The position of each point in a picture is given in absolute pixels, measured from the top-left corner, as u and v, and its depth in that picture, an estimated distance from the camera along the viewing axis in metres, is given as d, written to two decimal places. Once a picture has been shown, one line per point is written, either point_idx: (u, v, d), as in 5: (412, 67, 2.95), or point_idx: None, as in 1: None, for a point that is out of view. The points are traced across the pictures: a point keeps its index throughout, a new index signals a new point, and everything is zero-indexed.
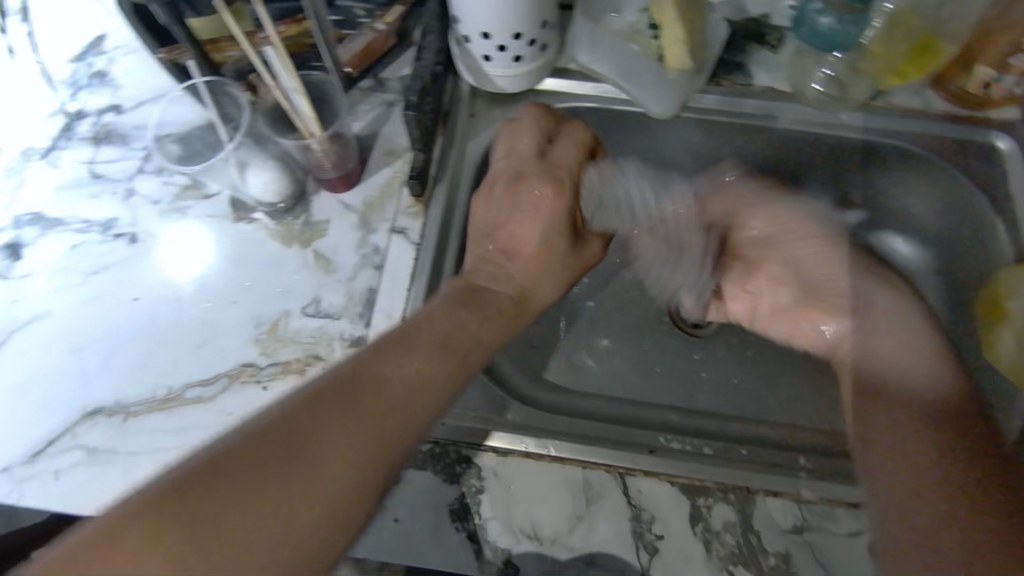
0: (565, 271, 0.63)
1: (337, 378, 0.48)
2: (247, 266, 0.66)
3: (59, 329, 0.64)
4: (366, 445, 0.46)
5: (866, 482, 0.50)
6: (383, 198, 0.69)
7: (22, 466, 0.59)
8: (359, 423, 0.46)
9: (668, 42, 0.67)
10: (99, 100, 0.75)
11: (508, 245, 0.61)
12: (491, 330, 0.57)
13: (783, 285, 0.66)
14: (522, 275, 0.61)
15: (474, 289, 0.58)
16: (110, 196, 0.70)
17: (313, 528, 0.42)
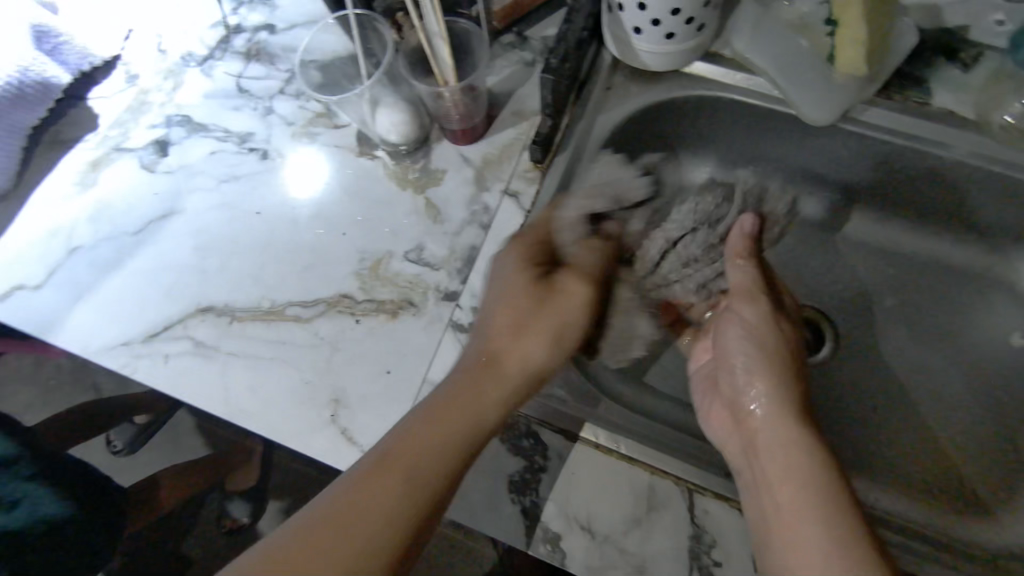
0: (556, 339, 0.53)
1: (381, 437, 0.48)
2: (363, 203, 0.68)
3: (189, 227, 0.69)
4: (404, 491, 0.46)
5: (784, 535, 0.45)
6: (502, 158, 0.68)
7: (141, 343, 0.65)
8: (389, 476, 0.46)
9: (842, 42, 0.60)
10: (256, 18, 0.78)
11: (505, 333, 0.53)
12: (515, 374, 0.52)
13: (756, 322, 0.57)
14: (510, 347, 0.52)
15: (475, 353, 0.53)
16: (251, 112, 0.73)
17: (385, 550, 0.44)
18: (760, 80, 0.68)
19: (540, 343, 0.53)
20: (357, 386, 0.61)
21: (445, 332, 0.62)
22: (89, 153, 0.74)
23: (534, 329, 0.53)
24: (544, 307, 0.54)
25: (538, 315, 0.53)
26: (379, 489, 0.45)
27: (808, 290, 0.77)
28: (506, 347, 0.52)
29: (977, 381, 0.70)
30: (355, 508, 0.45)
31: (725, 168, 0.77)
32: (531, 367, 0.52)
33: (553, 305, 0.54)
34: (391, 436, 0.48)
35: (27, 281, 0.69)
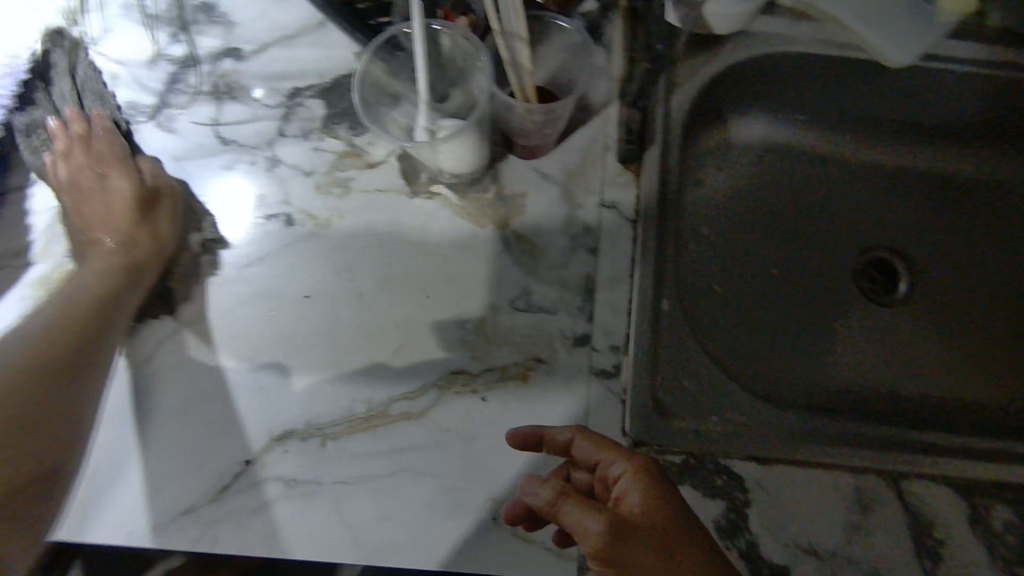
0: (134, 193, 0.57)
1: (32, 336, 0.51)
2: (441, 253, 0.56)
3: (222, 335, 0.53)
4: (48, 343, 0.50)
5: None
6: (586, 166, 0.59)
7: (209, 505, 0.49)
8: (43, 345, 0.50)
9: None
10: (210, 42, 0.60)
11: (91, 222, 0.57)
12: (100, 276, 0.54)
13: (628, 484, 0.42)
14: (105, 225, 0.56)
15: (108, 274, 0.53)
16: (248, 166, 0.57)
17: (33, 415, 0.47)
18: (828, 28, 0.64)
19: (139, 228, 0.55)
20: (514, 471, 0.50)
21: (590, 383, 0.54)
22: (36, 271, 0.55)
23: (89, 206, 0.57)
24: (75, 191, 0.57)
25: (134, 224, 0.55)
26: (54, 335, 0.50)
27: (878, 228, 0.75)
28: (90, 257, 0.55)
29: None
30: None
31: (772, 126, 0.74)
32: (121, 193, 0.57)
33: (109, 172, 0.57)
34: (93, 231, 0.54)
35: None
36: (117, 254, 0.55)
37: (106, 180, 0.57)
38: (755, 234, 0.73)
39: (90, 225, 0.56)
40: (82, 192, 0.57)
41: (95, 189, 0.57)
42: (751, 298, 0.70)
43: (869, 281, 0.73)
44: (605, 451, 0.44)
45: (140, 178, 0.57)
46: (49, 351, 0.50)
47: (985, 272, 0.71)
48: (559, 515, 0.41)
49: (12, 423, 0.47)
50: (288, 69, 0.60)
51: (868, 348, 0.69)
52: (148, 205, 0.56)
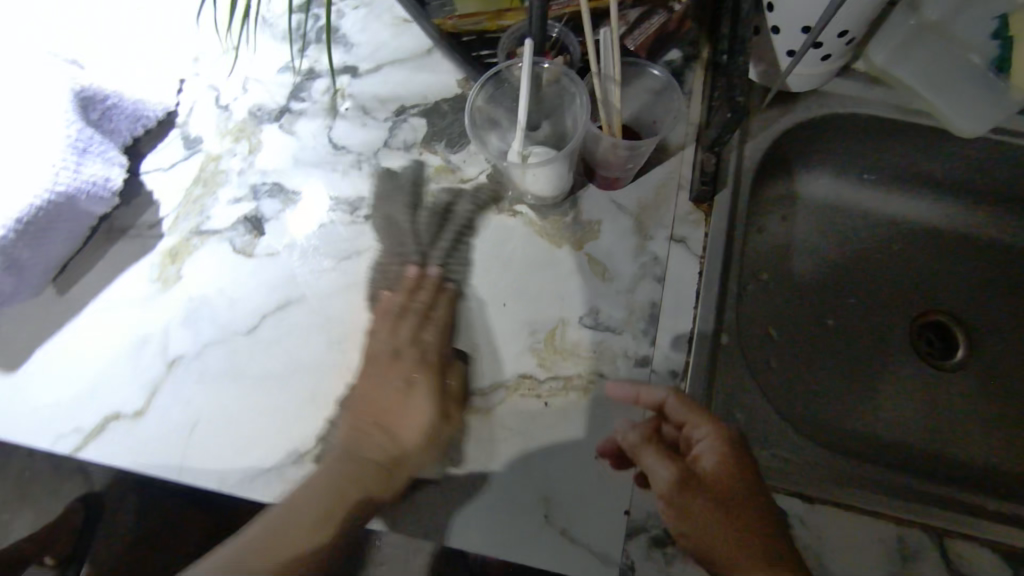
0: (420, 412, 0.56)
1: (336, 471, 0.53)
2: (519, 266, 0.61)
3: (315, 318, 0.59)
4: (346, 485, 0.52)
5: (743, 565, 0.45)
6: (659, 200, 0.63)
7: (291, 465, 0.55)
8: (318, 485, 0.53)
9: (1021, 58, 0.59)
10: (332, 60, 0.68)
11: (383, 435, 0.55)
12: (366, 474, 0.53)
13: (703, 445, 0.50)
14: (395, 432, 0.55)
15: (361, 467, 0.53)
16: (355, 171, 0.64)
17: (326, 509, 0.52)
18: (899, 94, 0.67)
19: (386, 437, 0.55)
20: (565, 473, 0.54)
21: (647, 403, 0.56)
22: (162, 242, 0.62)
23: (404, 412, 0.56)
24: (381, 371, 0.58)
25: (413, 436, 0.55)
26: (333, 499, 0.52)
27: (934, 293, 0.77)
28: (372, 448, 0.55)
29: None
30: (290, 507, 0.52)
31: (836, 183, 0.77)
32: (418, 421, 0.56)
33: (411, 400, 0.56)
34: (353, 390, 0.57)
35: (122, 409, 0.57)
36: (384, 457, 0.54)
37: (398, 386, 0.57)
38: (810, 284, 0.76)
39: (368, 442, 0.55)
40: (369, 382, 0.57)
41: (399, 390, 0.57)
42: (802, 345, 0.72)
43: (923, 346, 0.75)
44: (694, 416, 0.51)
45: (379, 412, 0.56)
46: (319, 510, 0.52)
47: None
48: (639, 455, 0.52)
49: (283, 523, 0.52)
50: (398, 90, 0.67)
51: (914, 406, 0.71)
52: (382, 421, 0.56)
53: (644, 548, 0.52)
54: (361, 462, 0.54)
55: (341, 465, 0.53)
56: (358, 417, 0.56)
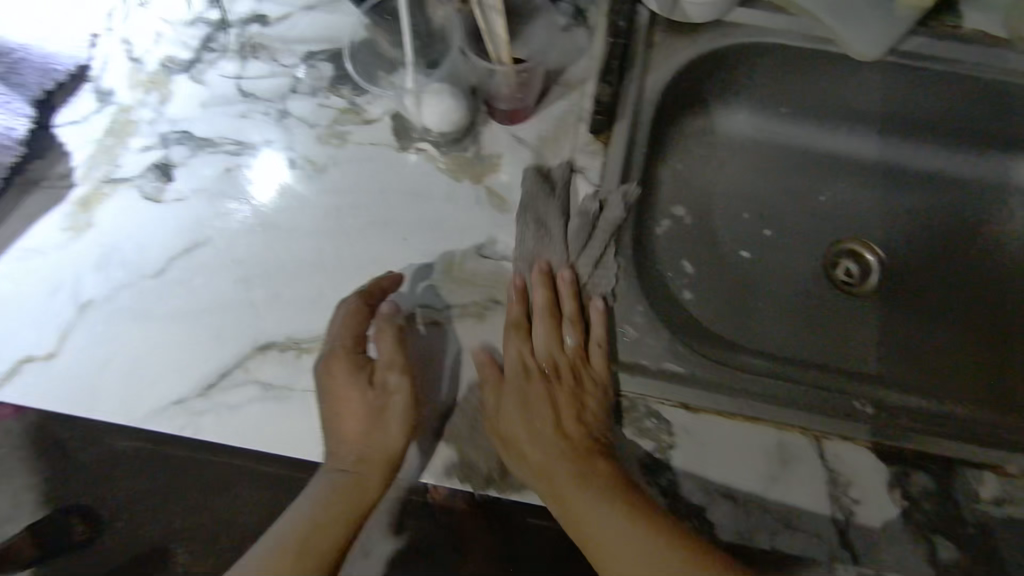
0: (405, 424, 0.56)
1: (361, 467, 0.55)
2: (417, 200, 0.63)
3: (223, 258, 0.62)
4: (374, 476, 0.55)
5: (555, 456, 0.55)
6: (559, 133, 0.64)
7: (197, 398, 0.57)
8: (364, 488, 0.55)
9: None
10: (242, 9, 0.69)
11: (343, 440, 0.56)
12: (374, 471, 0.55)
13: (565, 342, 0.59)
14: (363, 444, 0.55)
15: (362, 463, 0.55)
16: (262, 117, 0.66)
17: (310, 528, 0.54)
18: (802, 21, 0.68)
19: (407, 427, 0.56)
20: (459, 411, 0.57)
21: (540, 326, 0.59)
22: (74, 191, 0.64)
23: (390, 415, 0.56)
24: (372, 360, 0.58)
25: (396, 417, 0.56)
26: (344, 509, 0.54)
27: (852, 221, 0.78)
28: (352, 455, 0.55)
29: (1013, 283, 0.74)
30: (301, 520, 0.55)
31: (755, 117, 0.78)
32: (396, 442, 0.55)
33: (391, 407, 0.56)
34: (347, 388, 0.56)
35: (33, 352, 0.59)
36: (363, 453, 0.55)
37: (352, 378, 0.57)
38: (728, 216, 0.78)
39: (348, 444, 0.56)
40: (335, 380, 0.57)
41: (369, 396, 0.56)
42: (716, 275, 0.75)
43: (841, 275, 0.76)
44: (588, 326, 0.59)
45: (375, 418, 0.56)
46: (323, 512, 0.54)
47: (952, 268, 0.75)
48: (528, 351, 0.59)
49: (304, 529, 0.54)
50: (306, 36, 0.68)
51: (828, 326, 0.73)
52: (378, 423, 0.56)
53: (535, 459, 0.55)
54: (370, 465, 0.55)
55: (344, 473, 0.55)
56: (345, 424, 0.56)
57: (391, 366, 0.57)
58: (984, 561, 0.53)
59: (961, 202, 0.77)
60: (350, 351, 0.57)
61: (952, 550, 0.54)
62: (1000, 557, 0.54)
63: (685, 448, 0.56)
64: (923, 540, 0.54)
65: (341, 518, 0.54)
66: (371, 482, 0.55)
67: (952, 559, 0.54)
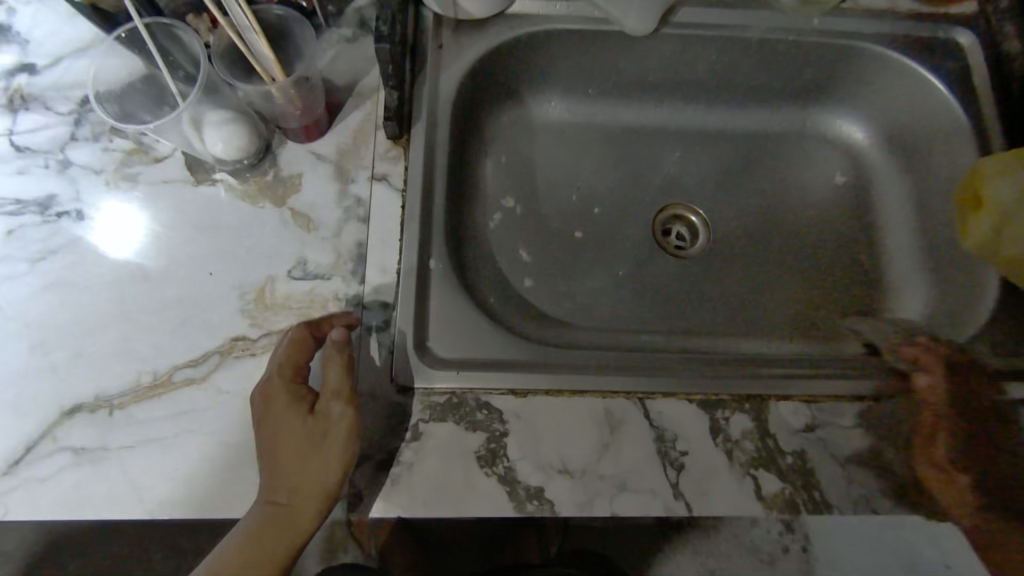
0: (340, 459, 0.52)
1: (296, 501, 0.51)
2: (223, 232, 0.61)
3: (15, 324, 0.58)
4: (308, 510, 0.52)
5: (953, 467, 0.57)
6: (358, 143, 0.64)
7: (3, 476, 0.54)
8: (296, 524, 0.51)
9: None
10: (6, 61, 0.65)
11: (276, 474, 0.52)
12: (307, 507, 0.52)
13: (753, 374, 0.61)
14: (297, 477, 0.51)
15: (298, 499, 0.51)
16: (42, 170, 0.62)
17: (241, 556, 0.52)
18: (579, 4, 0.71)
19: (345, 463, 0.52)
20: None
21: (360, 336, 0.58)
22: None
23: (328, 447, 0.52)
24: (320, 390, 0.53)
25: (335, 451, 0.52)
26: (273, 543, 0.51)
27: (673, 187, 0.82)
28: (286, 489, 0.52)
29: (821, 221, 0.79)
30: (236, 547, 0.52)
31: (567, 103, 0.81)
32: (332, 475, 0.51)
33: (329, 436, 0.52)
34: (293, 418, 0.52)
35: None
36: (298, 488, 0.51)
37: (290, 408, 0.53)
38: (557, 199, 0.79)
39: (283, 478, 0.52)
40: (270, 411, 0.53)
41: (308, 424, 0.52)
42: (552, 258, 0.76)
43: (672, 239, 0.79)
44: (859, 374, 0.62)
45: (310, 449, 0.52)
46: (254, 543, 0.51)
47: (767, 218, 0.80)
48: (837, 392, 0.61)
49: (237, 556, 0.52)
50: (79, 81, 0.65)
51: (661, 288, 0.76)
52: (314, 454, 0.52)
53: (369, 473, 0.55)
54: (306, 500, 0.51)
55: (278, 506, 0.52)
56: (280, 457, 0.52)
57: (336, 395, 0.53)
58: (804, 483, 0.57)
59: (764, 155, 0.82)
60: (289, 378, 0.54)
61: (775, 479, 0.57)
62: (817, 479, 0.57)
63: (519, 431, 0.57)
64: (748, 477, 0.57)
65: (273, 550, 0.52)
66: (303, 517, 0.52)
67: (775, 488, 0.56)
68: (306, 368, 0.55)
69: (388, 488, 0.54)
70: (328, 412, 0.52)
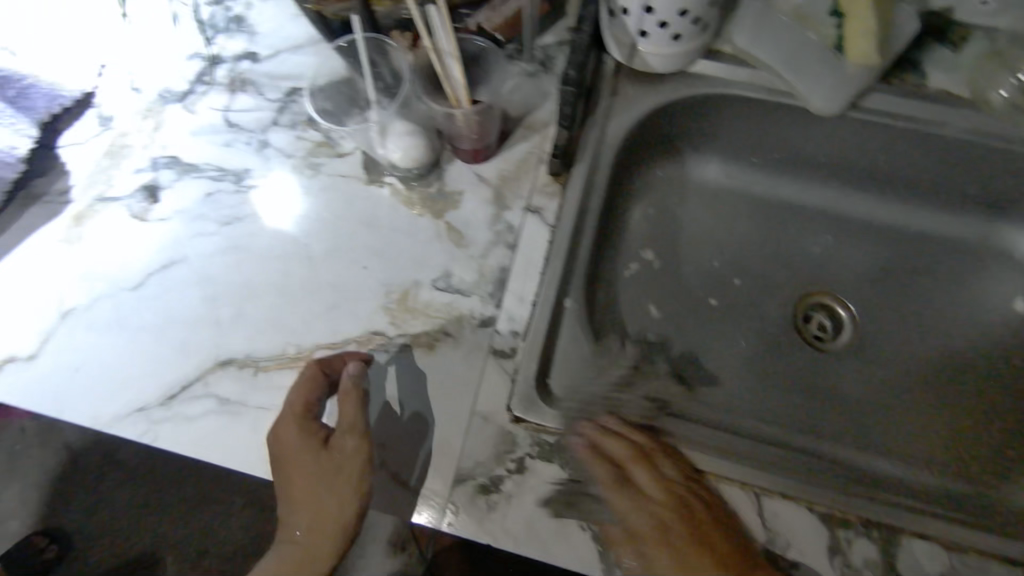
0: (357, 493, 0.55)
1: (316, 532, 0.56)
2: (382, 232, 0.65)
3: (195, 276, 0.65)
4: (328, 543, 0.56)
5: None
6: (520, 173, 0.66)
7: (159, 407, 0.60)
8: (320, 554, 0.56)
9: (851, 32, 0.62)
10: (236, 47, 0.74)
11: (296, 507, 0.56)
12: (327, 539, 0.56)
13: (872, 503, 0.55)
14: (316, 510, 0.55)
15: (318, 531, 0.56)
16: (244, 146, 0.70)
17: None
18: (764, 74, 0.68)
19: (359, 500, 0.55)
20: (411, 444, 0.58)
21: (485, 358, 0.60)
22: (70, 207, 0.69)
23: (341, 484, 0.54)
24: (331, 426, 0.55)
25: (349, 490, 0.54)
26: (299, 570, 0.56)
27: (823, 273, 0.78)
28: (304, 521, 0.56)
29: (985, 347, 0.72)
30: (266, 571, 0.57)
31: (728, 167, 0.79)
32: (343, 513, 0.55)
33: (339, 475, 0.54)
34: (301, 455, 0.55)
35: (18, 352, 0.63)
36: (319, 521, 0.55)
37: (303, 444, 0.55)
38: (697, 261, 0.78)
39: (302, 510, 0.56)
40: (285, 446, 0.56)
41: (318, 462, 0.55)
42: (682, 319, 0.75)
43: (814, 329, 0.75)
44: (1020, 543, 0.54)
45: (322, 487, 0.55)
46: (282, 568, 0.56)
47: (924, 329, 0.74)
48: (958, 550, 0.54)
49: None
50: (290, 73, 0.72)
51: (792, 377, 0.72)
52: (327, 491, 0.55)
53: (469, 494, 0.55)
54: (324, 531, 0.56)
55: (303, 535, 0.56)
56: (295, 490, 0.55)
57: (352, 430, 0.55)
58: None
59: (931, 262, 0.76)
60: (300, 414, 0.56)
61: None
62: None
63: (623, 488, 0.55)
64: None
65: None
66: (326, 548, 0.56)
67: None
68: (318, 403, 0.57)
69: (484, 515, 0.55)
70: (339, 450, 0.55)
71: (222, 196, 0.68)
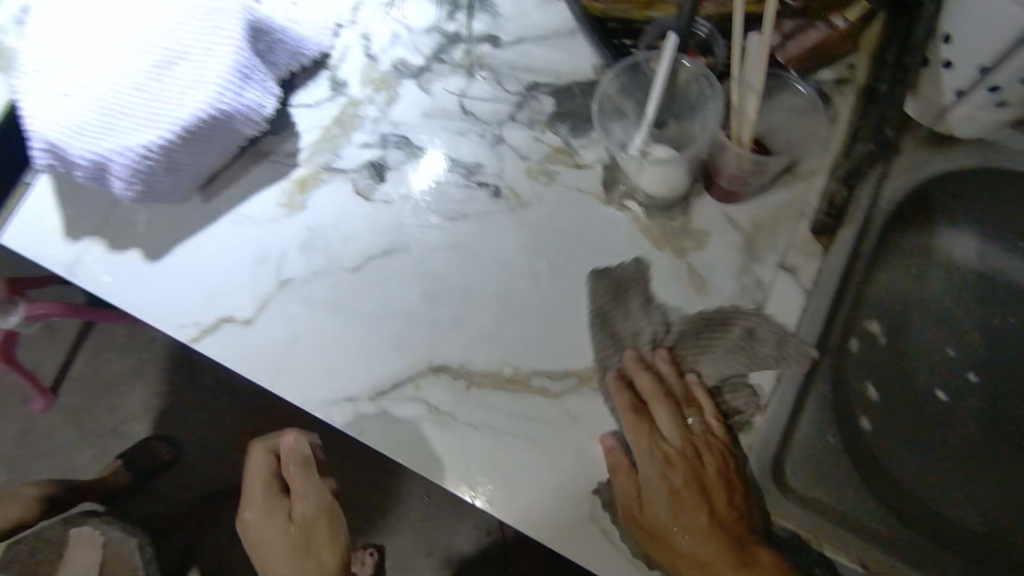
0: (322, 501, 0.70)
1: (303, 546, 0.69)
2: (613, 259, 0.60)
3: (414, 270, 0.62)
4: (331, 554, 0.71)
5: None
6: (777, 223, 0.60)
7: (369, 402, 0.59)
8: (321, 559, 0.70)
9: None
10: (479, 27, 0.70)
11: (307, 533, 0.70)
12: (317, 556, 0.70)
13: None
14: (303, 522, 0.69)
15: (311, 536, 0.70)
16: (477, 138, 0.66)
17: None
18: None
19: (329, 507, 0.70)
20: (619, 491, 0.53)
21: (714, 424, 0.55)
22: (295, 172, 0.67)
23: (322, 518, 0.70)
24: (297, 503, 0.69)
25: (321, 502, 0.70)
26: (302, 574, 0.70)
27: None
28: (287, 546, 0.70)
29: None
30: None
31: None
32: (331, 533, 0.71)
33: (313, 510, 0.69)
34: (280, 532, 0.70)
35: (234, 313, 0.63)
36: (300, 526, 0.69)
37: (270, 510, 0.71)
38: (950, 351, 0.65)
39: (299, 535, 0.70)
40: (266, 519, 0.71)
41: (291, 530, 0.70)
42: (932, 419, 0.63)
43: None
44: None
45: (306, 543, 0.70)
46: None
47: None
48: None
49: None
50: (532, 66, 0.68)
51: None
52: (327, 521, 0.70)
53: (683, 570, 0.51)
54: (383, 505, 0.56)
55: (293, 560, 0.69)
56: (287, 530, 0.70)
57: (303, 494, 0.69)
58: None
59: None
60: (267, 493, 0.71)
61: None
62: None
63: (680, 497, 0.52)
64: None
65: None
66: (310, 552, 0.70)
67: None
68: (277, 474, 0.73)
69: None
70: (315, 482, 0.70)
71: (449, 188, 0.64)
